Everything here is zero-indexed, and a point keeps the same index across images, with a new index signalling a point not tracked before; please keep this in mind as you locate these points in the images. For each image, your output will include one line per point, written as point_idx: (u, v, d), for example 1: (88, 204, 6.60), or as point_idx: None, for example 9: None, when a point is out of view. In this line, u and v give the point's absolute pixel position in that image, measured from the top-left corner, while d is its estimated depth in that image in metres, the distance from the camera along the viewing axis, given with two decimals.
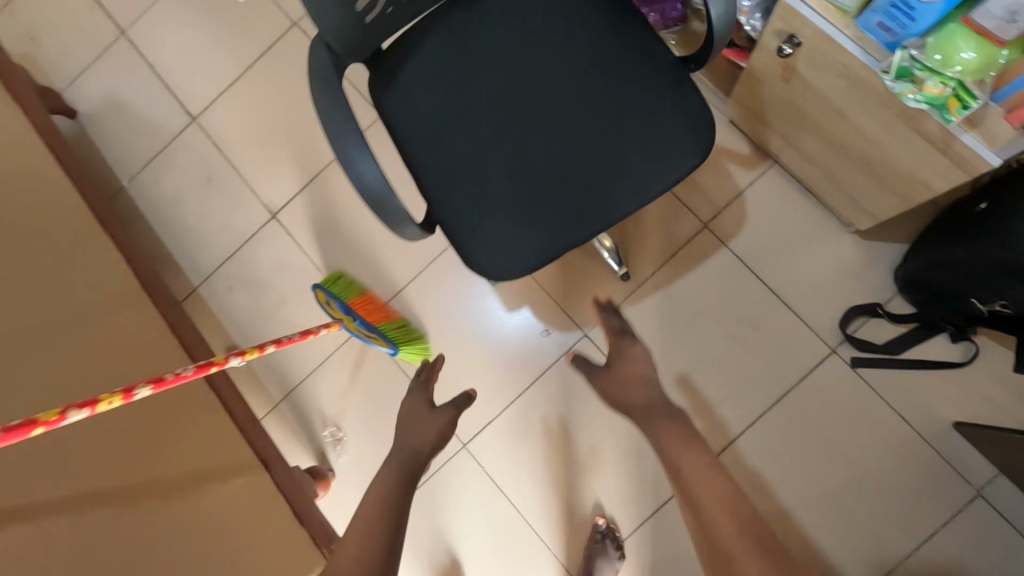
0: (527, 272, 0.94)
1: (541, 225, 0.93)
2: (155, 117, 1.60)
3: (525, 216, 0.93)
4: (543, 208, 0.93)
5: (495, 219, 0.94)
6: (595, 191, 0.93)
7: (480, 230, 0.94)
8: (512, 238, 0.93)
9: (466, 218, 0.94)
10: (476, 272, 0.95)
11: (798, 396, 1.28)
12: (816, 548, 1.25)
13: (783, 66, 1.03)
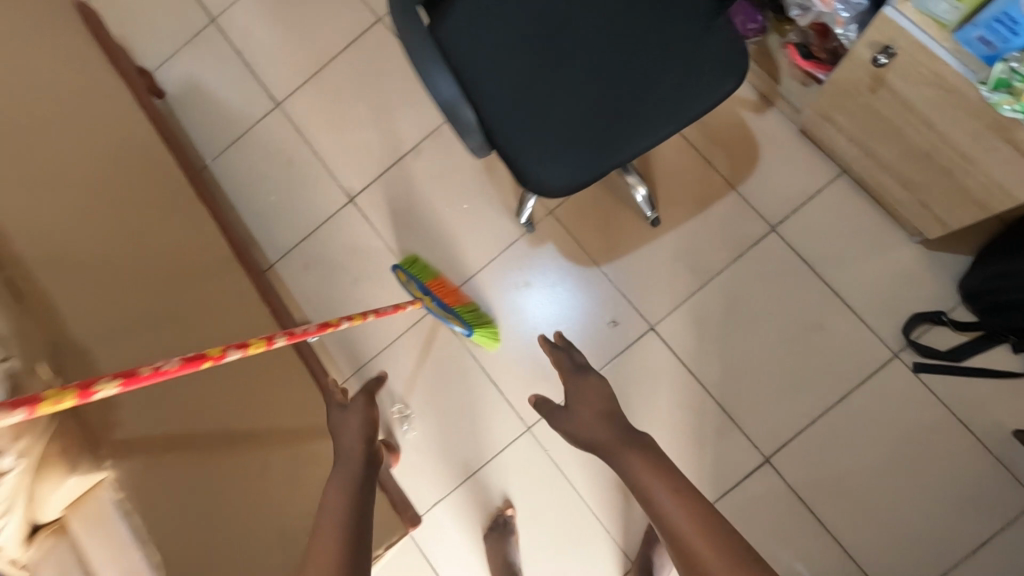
0: (574, 190, 0.98)
1: (586, 151, 0.98)
2: (240, 100, 1.69)
3: (575, 137, 0.98)
4: (587, 135, 0.98)
5: (547, 141, 0.98)
6: (641, 110, 0.99)
7: (528, 153, 0.98)
8: (558, 159, 0.98)
9: (520, 139, 0.98)
10: (529, 188, 0.98)
11: (859, 398, 1.29)
12: (870, 549, 1.26)
13: (872, 76, 1.04)
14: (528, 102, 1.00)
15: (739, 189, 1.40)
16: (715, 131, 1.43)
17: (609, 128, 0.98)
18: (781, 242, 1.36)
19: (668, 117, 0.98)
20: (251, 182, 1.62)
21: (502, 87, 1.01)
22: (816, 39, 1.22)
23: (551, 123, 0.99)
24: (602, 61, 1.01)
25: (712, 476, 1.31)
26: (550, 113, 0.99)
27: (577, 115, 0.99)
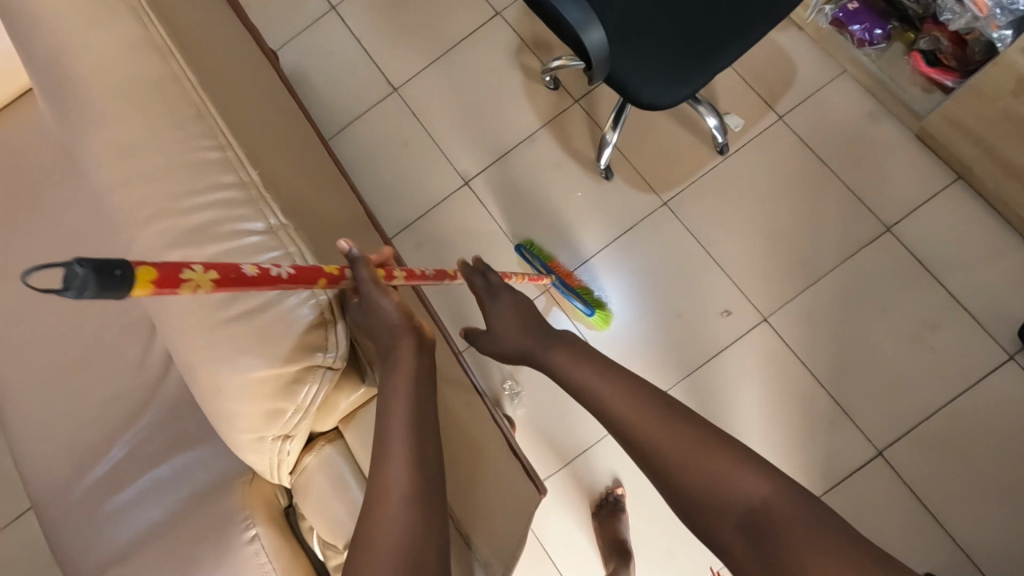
0: (683, 99, 1.04)
1: (692, 63, 1.02)
2: (356, 83, 1.75)
3: (678, 53, 1.03)
4: (688, 48, 1.03)
5: (654, 60, 1.03)
6: (737, 17, 1.04)
7: (640, 74, 1.03)
8: (668, 78, 1.02)
9: (630, 63, 1.03)
10: (642, 105, 1.04)
11: (973, 399, 1.32)
12: (987, 547, 1.27)
13: (1019, 81, 1.12)
14: (633, 27, 1.05)
15: (855, 190, 1.44)
16: (831, 134, 1.47)
17: (713, 37, 1.03)
18: (896, 243, 1.40)
19: (768, 18, 1.03)
20: (365, 162, 1.68)
21: (607, 18, 1.06)
22: (946, 44, 1.31)
23: (656, 47, 1.04)
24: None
25: (825, 466, 1.34)
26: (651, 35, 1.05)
27: (678, 31, 1.04)
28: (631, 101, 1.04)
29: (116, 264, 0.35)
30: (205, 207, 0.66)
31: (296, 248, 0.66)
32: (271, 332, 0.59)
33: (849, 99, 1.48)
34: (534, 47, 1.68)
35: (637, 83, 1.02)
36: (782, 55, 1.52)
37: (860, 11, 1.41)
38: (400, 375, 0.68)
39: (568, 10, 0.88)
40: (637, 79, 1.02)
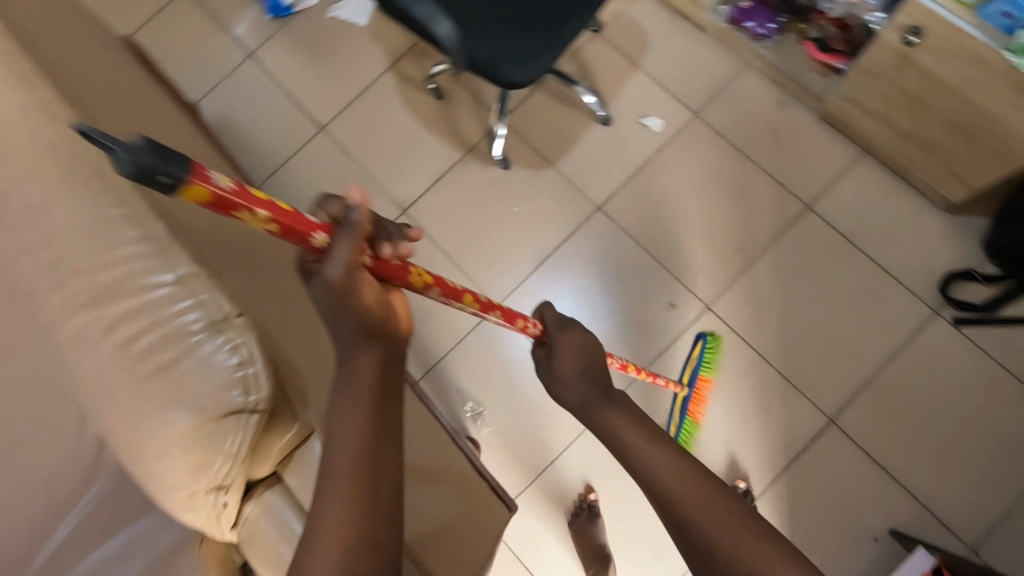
0: (548, 68, 1.02)
1: (551, 30, 1.03)
2: (281, 126, 1.75)
3: (538, 22, 1.03)
4: (545, 16, 1.04)
5: (515, 35, 1.03)
6: None
7: (506, 54, 1.01)
8: (531, 51, 1.01)
9: (494, 45, 1.01)
10: (509, 82, 1.00)
11: (910, 355, 1.39)
12: (941, 497, 1.32)
13: (900, 56, 1.17)
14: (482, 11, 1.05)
15: (775, 173, 1.51)
16: (745, 124, 1.55)
17: (559, 14, 1.03)
18: (819, 218, 1.48)
19: None
20: (300, 204, 1.67)
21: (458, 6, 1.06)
22: (834, 31, 1.40)
23: (516, 22, 1.04)
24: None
25: (785, 440, 1.38)
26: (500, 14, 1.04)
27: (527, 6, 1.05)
28: (499, 83, 1.01)
29: (160, 172, 0.37)
30: (114, 264, 0.71)
31: (206, 295, 0.73)
32: (188, 386, 0.67)
33: (756, 91, 1.56)
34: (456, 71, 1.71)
35: (497, 63, 1.00)
36: (689, 54, 1.60)
37: (753, 9, 1.49)
38: (362, 386, 0.54)
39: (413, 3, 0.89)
40: (497, 59, 1.01)
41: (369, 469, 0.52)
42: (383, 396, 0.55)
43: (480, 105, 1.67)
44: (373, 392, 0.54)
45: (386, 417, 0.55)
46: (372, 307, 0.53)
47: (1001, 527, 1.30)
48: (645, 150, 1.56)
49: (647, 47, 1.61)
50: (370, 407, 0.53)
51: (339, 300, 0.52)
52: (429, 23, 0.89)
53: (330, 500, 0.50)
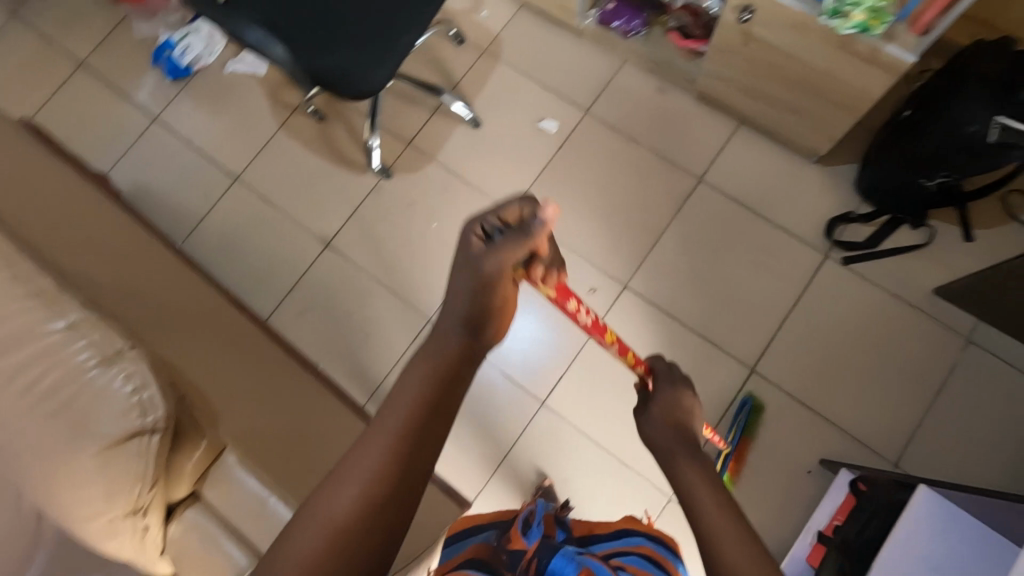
0: (392, 73, 1.10)
1: (391, 37, 1.11)
2: (196, 182, 1.78)
3: (379, 30, 1.11)
4: (383, 24, 1.12)
5: (359, 48, 1.11)
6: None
7: (351, 68, 1.09)
8: (374, 62, 1.10)
9: (340, 62, 1.09)
10: (354, 93, 1.09)
11: (811, 298, 1.51)
12: (861, 422, 1.42)
13: (742, 32, 1.31)
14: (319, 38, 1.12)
15: (666, 154, 1.63)
16: (632, 113, 1.67)
17: (395, 21, 1.12)
18: (711, 188, 1.60)
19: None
20: (226, 254, 1.71)
21: (295, 37, 1.12)
22: (690, 19, 1.54)
23: (358, 34, 1.12)
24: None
25: (714, 395, 1.47)
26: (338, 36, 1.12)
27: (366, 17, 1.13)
28: (348, 95, 1.09)
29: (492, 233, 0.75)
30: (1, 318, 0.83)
31: (97, 335, 0.87)
32: (97, 423, 0.83)
33: (637, 82, 1.69)
34: (359, 105, 1.78)
35: (344, 77, 1.09)
36: (572, 60, 1.72)
37: (618, 8, 1.61)
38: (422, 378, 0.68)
39: (245, 32, 0.99)
40: (343, 73, 1.09)
41: (418, 426, 0.64)
42: (452, 376, 0.69)
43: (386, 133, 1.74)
44: (450, 371, 0.69)
45: (450, 388, 0.68)
46: (489, 305, 0.74)
47: (917, 439, 1.40)
48: (545, 152, 1.67)
49: (535, 58, 1.73)
50: (440, 378, 0.68)
51: (475, 286, 0.73)
52: (264, 49, 0.98)
53: (379, 435, 0.63)
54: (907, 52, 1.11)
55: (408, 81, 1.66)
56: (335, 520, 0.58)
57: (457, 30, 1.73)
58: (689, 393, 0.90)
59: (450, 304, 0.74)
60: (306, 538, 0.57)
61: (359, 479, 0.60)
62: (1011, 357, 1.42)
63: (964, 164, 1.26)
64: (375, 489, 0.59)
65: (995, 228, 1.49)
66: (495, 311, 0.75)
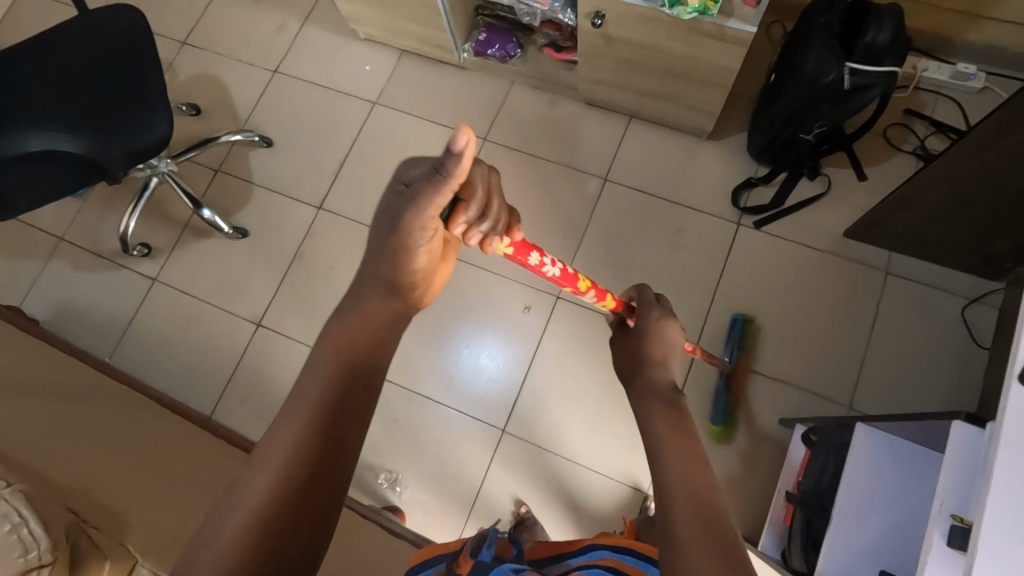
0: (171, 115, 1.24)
1: (148, 95, 1.22)
2: (114, 291, 1.74)
3: (141, 94, 1.22)
4: (130, 90, 1.22)
5: (138, 113, 1.21)
6: (137, 53, 1.25)
7: (140, 129, 1.20)
8: (154, 116, 1.22)
9: (129, 133, 1.19)
10: (160, 143, 1.22)
11: (735, 267, 1.55)
12: (807, 374, 1.46)
13: (602, 36, 1.37)
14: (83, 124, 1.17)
15: (568, 163, 1.68)
16: (526, 131, 1.72)
17: (147, 83, 1.23)
18: (617, 185, 1.65)
19: (147, 37, 1.26)
20: (159, 355, 1.67)
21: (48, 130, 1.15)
22: (557, 34, 1.57)
23: (124, 106, 1.20)
24: (82, 79, 1.22)
25: None
26: (99, 113, 1.19)
27: (113, 95, 1.21)
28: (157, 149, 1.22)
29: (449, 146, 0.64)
30: None
31: None
32: None
33: (526, 98, 1.74)
34: (241, 172, 1.79)
35: (137, 141, 1.19)
36: (460, 95, 1.78)
37: (490, 37, 1.66)
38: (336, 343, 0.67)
39: (28, 142, 1.10)
40: (133, 138, 1.19)
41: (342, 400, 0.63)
42: (367, 354, 0.68)
43: (294, 200, 1.75)
44: (370, 343, 0.68)
45: (380, 351, 0.69)
46: (410, 263, 0.73)
47: (862, 377, 1.44)
48: None
49: (423, 98, 1.79)
50: (353, 358, 0.66)
51: (399, 243, 0.71)
52: None
53: (295, 414, 0.61)
54: (748, 23, 1.18)
55: (191, 154, 1.70)
56: (249, 515, 0.56)
57: (188, 104, 1.83)
58: (670, 320, 0.87)
59: (370, 258, 0.74)
60: (219, 536, 0.55)
61: (276, 467, 0.59)
62: (928, 278, 1.48)
63: (829, 112, 1.33)
64: (294, 479, 0.58)
65: (882, 163, 1.57)
66: (419, 269, 0.74)
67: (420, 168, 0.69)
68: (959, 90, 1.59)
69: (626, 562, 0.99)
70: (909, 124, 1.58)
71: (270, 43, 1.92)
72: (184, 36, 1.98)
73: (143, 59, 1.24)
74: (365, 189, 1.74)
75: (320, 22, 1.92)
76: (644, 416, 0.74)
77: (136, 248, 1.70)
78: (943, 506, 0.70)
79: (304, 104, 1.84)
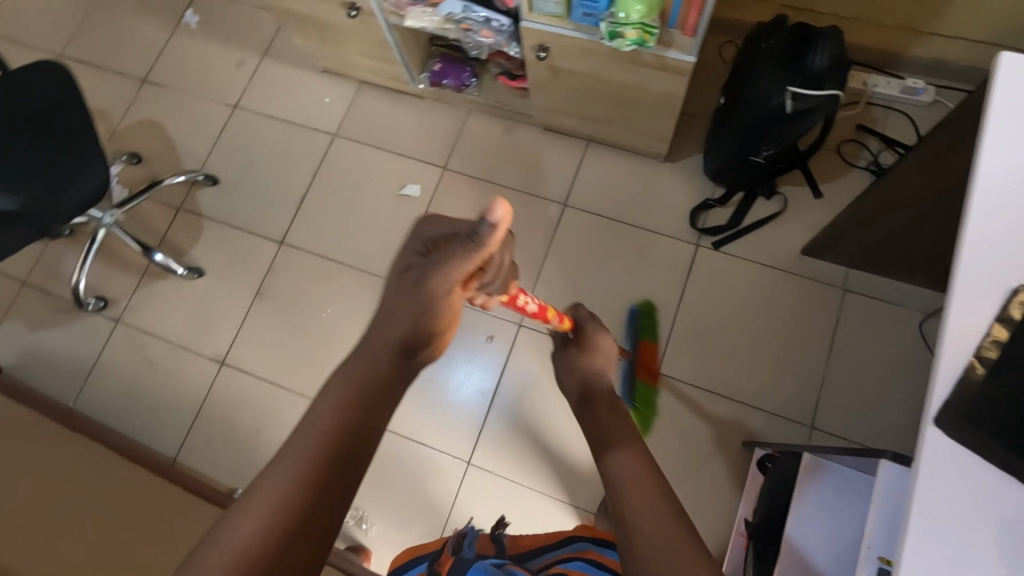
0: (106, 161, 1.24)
1: (79, 143, 1.22)
2: (77, 335, 1.73)
3: (74, 143, 1.22)
4: (62, 140, 1.22)
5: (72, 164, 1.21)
6: (64, 103, 1.24)
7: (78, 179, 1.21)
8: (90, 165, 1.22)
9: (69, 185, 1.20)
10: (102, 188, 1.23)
11: (695, 289, 1.55)
12: (769, 394, 1.46)
13: (548, 67, 1.38)
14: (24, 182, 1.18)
15: (527, 190, 1.69)
16: (485, 159, 1.73)
17: (79, 131, 1.23)
18: (576, 211, 1.65)
19: (68, 84, 1.25)
20: (123, 398, 1.66)
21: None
22: (508, 63, 1.58)
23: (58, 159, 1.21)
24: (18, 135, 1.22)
25: None
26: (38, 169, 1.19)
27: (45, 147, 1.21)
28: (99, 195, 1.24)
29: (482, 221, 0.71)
30: None
31: None
32: None
33: (484, 126, 1.75)
34: (203, 210, 1.79)
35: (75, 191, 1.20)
36: (419, 125, 1.78)
37: (444, 67, 1.66)
38: (348, 391, 0.68)
39: None
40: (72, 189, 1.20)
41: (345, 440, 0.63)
42: (363, 404, 0.67)
43: (256, 236, 1.75)
44: (374, 389, 0.69)
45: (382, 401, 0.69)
46: (424, 323, 0.76)
47: (823, 395, 1.45)
48: (414, 216, 1.71)
49: (383, 128, 1.80)
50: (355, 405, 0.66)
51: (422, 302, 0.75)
52: None
53: (299, 453, 0.61)
54: (687, 53, 1.20)
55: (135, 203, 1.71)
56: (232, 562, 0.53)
57: (127, 154, 1.83)
58: (606, 333, 1.08)
59: (382, 320, 0.76)
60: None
61: (265, 512, 0.56)
62: (885, 294, 1.49)
63: (775, 136, 1.34)
64: (281, 526, 0.56)
65: (836, 180, 1.58)
66: (434, 329, 0.77)
67: (439, 229, 0.79)
68: (909, 104, 1.60)
69: (608, 556, 1.01)
70: (862, 139, 1.60)
71: (230, 78, 1.93)
72: (144, 74, 1.98)
73: (73, 110, 1.24)
74: (327, 222, 1.74)
75: (279, 55, 1.92)
76: (603, 440, 0.81)
77: (91, 300, 1.69)
78: (870, 548, 0.70)
79: (264, 138, 1.85)
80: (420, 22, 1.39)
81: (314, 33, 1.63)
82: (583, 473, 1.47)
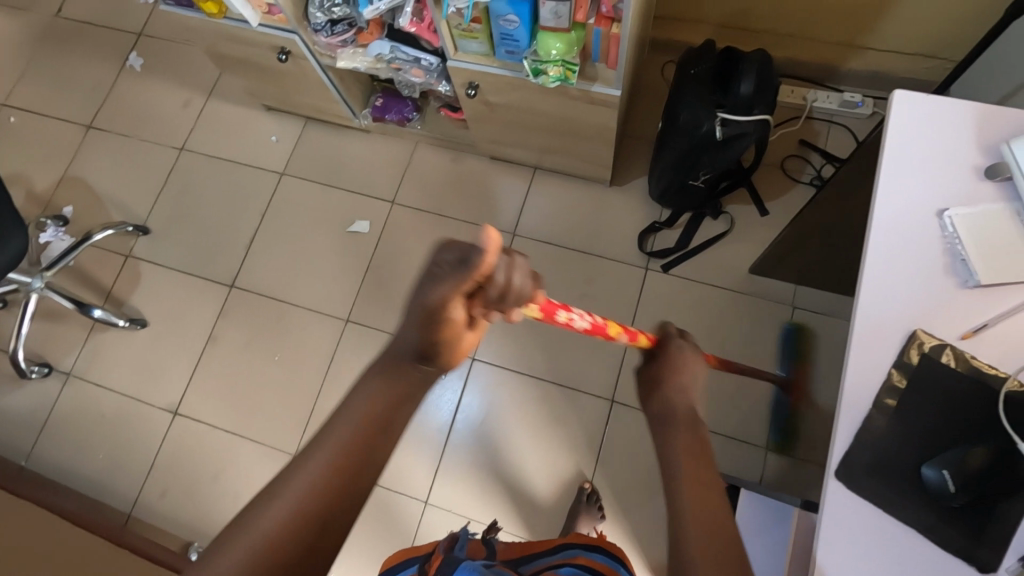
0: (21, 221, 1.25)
1: None
2: (26, 393, 1.70)
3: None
4: None
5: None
6: None
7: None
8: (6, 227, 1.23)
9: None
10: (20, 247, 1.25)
11: (646, 313, 1.55)
12: (724, 417, 1.45)
13: (482, 102, 1.37)
14: None
15: (476, 220, 1.68)
16: (433, 191, 1.72)
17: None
18: (526, 239, 1.64)
19: None
20: (76, 454, 1.63)
21: None
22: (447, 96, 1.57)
23: None
24: None
25: (585, 438, 1.49)
26: None
27: None
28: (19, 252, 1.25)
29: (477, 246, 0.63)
30: None
31: None
32: None
33: (431, 157, 1.74)
34: (152, 256, 1.77)
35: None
36: (366, 159, 1.77)
37: (386, 102, 1.66)
38: (389, 387, 0.71)
39: None
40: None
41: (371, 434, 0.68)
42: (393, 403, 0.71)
43: (207, 280, 1.73)
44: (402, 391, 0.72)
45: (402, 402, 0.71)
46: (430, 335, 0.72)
47: (777, 415, 1.44)
48: (364, 252, 1.70)
49: (330, 164, 1.79)
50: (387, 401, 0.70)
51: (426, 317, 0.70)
52: None
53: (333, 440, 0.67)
54: (612, 87, 1.19)
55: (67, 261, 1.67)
56: (272, 521, 0.61)
57: (52, 218, 1.78)
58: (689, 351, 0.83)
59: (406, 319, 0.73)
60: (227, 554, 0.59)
61: (305, 481, 0.64)
62: (833, 309, 1.49)
63: (709, 161, 1.34)
64: (316, 497, 0.63)
65: (781, 196, 1.58)
66: (449, 339, 0.73)
67: (450, 253, 0.67)
68: (850, 117, 1.61)
69: (597, 560, 1.01)
70: (805, 154, 1.60)
71: (176, 121, 1.91)
72: (89, 120, 1.96)
73: None
74: (277, 263, 1.72)
75: (224, 95, 1.91)
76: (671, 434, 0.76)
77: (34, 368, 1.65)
78: None
79: (212, 180, 1.83)
80: (352, 63, 1.38)
81: (252, 75, 1.62)
82: (541, 503, 1.46)
